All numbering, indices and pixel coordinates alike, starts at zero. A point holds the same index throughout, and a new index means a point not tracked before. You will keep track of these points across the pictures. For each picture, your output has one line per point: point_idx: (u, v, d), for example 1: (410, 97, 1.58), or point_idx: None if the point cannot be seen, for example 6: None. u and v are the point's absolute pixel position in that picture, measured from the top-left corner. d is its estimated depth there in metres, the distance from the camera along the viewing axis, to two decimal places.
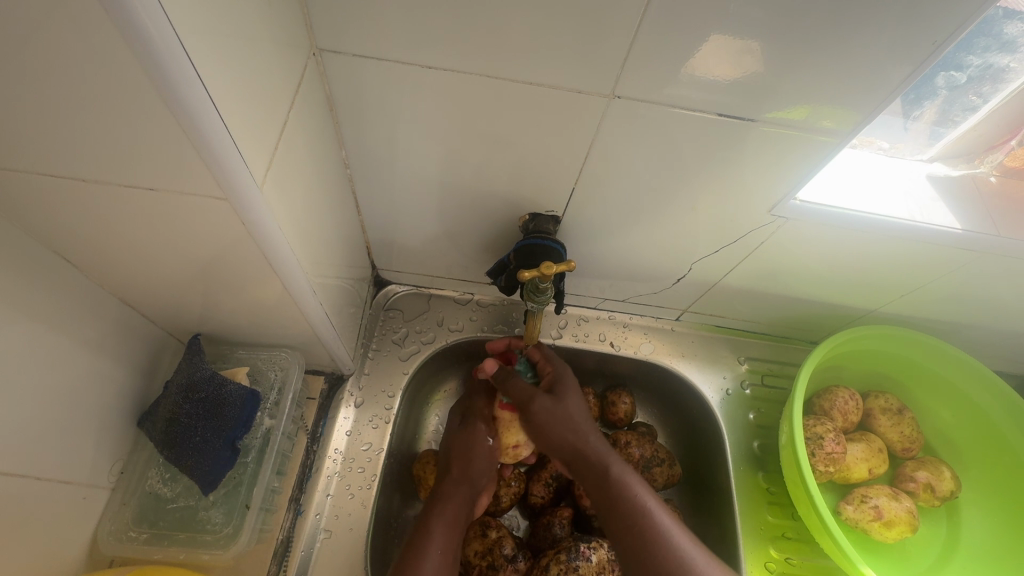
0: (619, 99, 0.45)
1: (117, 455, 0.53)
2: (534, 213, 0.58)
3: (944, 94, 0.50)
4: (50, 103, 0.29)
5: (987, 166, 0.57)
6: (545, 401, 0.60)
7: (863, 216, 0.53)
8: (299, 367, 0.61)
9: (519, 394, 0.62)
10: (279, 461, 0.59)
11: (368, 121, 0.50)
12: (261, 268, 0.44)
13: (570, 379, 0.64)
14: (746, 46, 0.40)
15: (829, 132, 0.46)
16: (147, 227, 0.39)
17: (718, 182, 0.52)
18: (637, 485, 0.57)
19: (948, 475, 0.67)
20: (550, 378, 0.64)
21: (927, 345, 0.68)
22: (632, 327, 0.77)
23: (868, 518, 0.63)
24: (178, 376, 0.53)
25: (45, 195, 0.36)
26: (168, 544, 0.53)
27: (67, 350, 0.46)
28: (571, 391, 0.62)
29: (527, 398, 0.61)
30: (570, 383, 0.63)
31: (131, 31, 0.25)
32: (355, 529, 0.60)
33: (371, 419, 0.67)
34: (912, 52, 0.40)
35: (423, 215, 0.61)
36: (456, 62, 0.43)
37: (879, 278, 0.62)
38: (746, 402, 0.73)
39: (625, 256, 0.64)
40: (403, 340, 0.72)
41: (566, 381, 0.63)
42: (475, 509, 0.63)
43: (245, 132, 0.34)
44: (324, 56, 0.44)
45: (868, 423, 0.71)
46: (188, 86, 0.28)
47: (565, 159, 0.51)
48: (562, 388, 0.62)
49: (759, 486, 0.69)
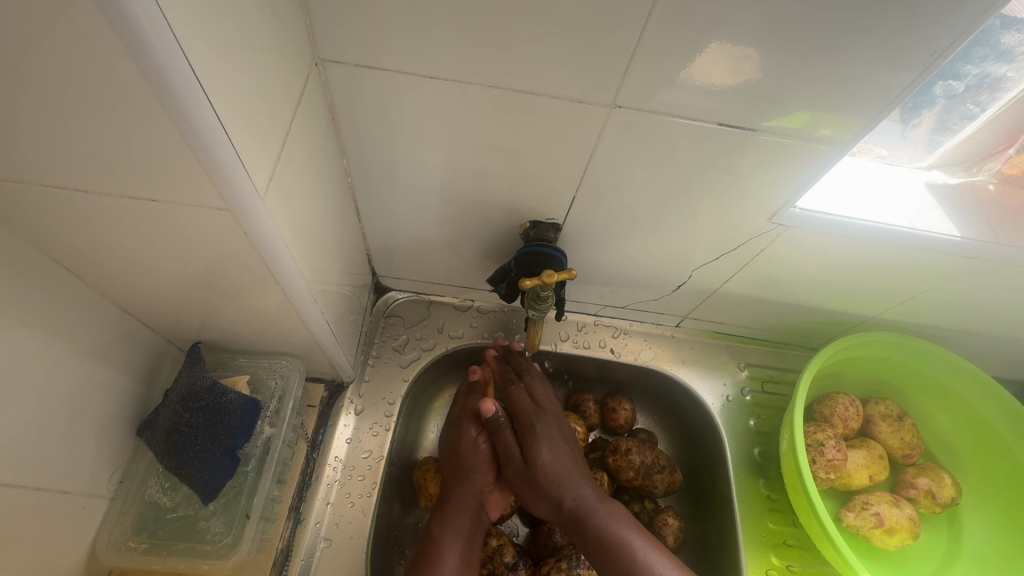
0: (619, 108, 0.45)
1: (117, 464, 0.53)
2: (534, 221, 0.58)
3: (942, 103, 0.50)
4: (53, 116, 0.29)
5: (986, 174, 0.57)
6: (518, 468, 0.61)
7: (865, 223, 0.53)
8: (300, 374, 0.61)
9: (505, 447, 0.63)
10: (279, 470, 0.59)
11: (369, 130, 0.50)
12: (262, 276, 0.43)
13: (548, 426, 0.63)
14: (745, 52, 0.40)
15: (828, 140, 0.46)
16: (148, 238, 0.40)
17: (718, 191, 0.52)
18: (631, 533, 0.56)
19: (949, 481, 0.67)
20: (523, 420, 0.63)
21: (926, 351, 0.68)
22: (632, 334, 0.77)
23: (869, 525, 0.63)
24: (179, 385, 0.53)
25: (47, 206, 0.36)
26: (167, 554, 0.53)
27: (66, 358, 0.45)
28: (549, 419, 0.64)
29: (508, 456, 0.62)
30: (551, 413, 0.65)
31: (135, 44, 0.26)
32: (355, 538, 0.60)
33: (371, 426, 0.66)
34: (912, 61, 0.40)
35: (424, 223, 0.61)
36: (457, 72, 0.43)
37: (879, 285, 0.62)
38: (747, 409, 0.73)
39: (625, 262, 0.64)
40: (403, 347, 0.72)
41: (539, 429, 0.62)
42: (489, 510, 0.64)
43: (247, 143, 0.34)
44: (326, 66, 0.44)
45: (868, 429, 0.71)
46: (191, 98, 0.29)
47: (567, 166, 0.51)
48: (533, 437, 0.62)
49: (760, 493, 0.69)
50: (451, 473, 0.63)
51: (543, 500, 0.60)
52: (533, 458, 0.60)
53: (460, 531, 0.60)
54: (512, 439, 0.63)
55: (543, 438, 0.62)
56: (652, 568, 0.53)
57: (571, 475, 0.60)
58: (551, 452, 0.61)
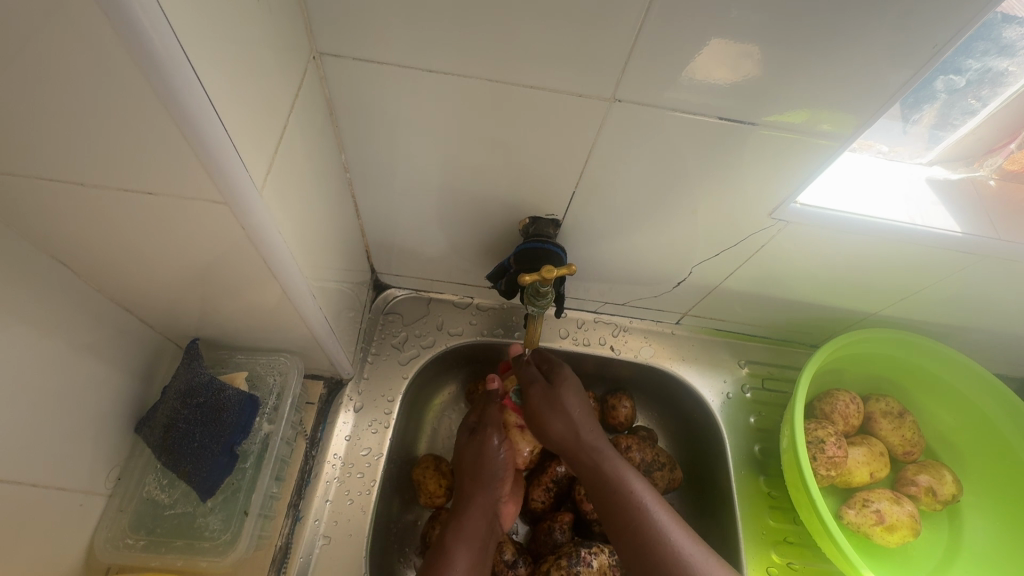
0: (619, 103, 0.45)
1: (114, 462, 0.53)
2: (534, 217, 0.58)
3: (943, 98, 0.50)
4: (48, 108, 0.29)
5: (987, 170, 0.57)
6: (543, 388, 0.62)
7: (866, 219, 0.53)
8: (298, 371, 0.60)
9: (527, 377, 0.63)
10: (277, 467, 0.59)
11: (368, 125, 0.50)
12: (260, 272, 0.43)
13: (574, 376, 0.64)
14: (746, 48, 0.40)
15: (830, 135, 0.46)
16: (145, 233, 0.39)
17: (718, 186, 0.52)
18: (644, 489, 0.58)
19: (949, 478, 0.67)
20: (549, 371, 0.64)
21: (926, 347, 0.68)
22: (632, 331, 0.76)
23: (870, 522, 0.63)
24: (176, 382, 0.53)
25: (43, 200, 0.36)
26: (165, 551, 0.53)
27: (64, 355, 0.45)
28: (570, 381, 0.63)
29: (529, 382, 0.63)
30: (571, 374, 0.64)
31: (130, 36, 0.25)
32: (355, 536, 0.60)
33: (370, 423, 0.66)
34: (913, 56, 0.40)
35: (423, 219, 0.61)
36: (455, 67, 0.43)
37: (879, 281, 0.61)
38: (747, 406, 0.73)
39: (624, 259, 0.64)
40: (402, 344, 0.72)
41: (568, 378, 0.63)
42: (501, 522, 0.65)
43: (244, 137, 0.34)
44: (324, 60, 0.44)
45: (869, 426, 0.71)
46: (188, 91, 0.28)
47: (566, 162, 0.51)
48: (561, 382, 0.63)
49: (760, 490, 0.68)
50: (469, 479, 0.63)
51: (561, 420, 0.61)
52: (563, 392, 0.62)
53: (472, 542, 0.58)
54: (536, 370, 0.64)
55: (573, 390, 0.62)
56: (660, 521, 0.56)
57: (593, 429, 0.62)
58: (576, 401, 0.62)
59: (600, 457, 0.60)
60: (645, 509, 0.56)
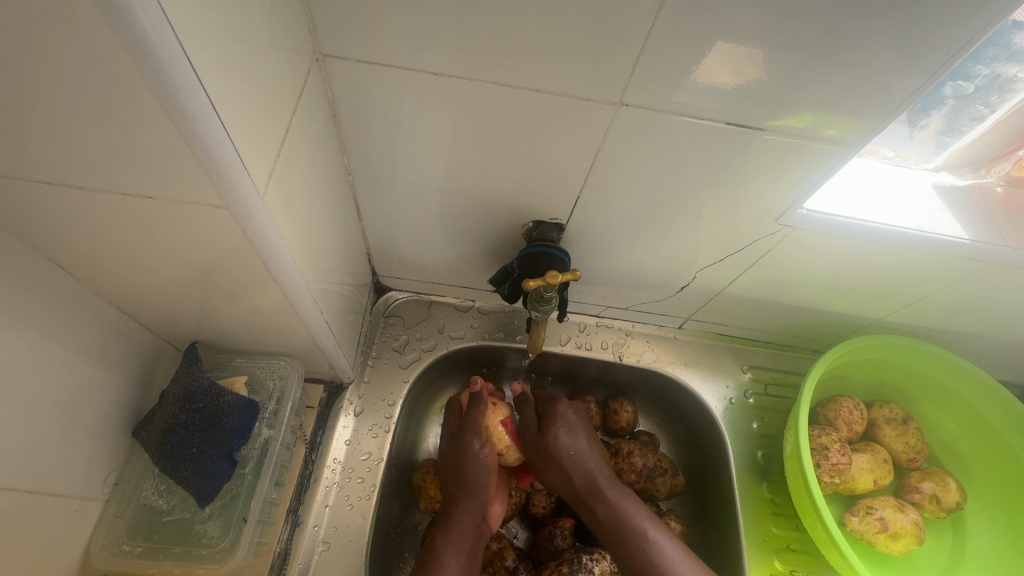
0: (626, 107, 0.44)
1: (111, 467, 0.52)
2: (538, 220, 0.57)
3: (952, 103, 0.49)
4: (43, 110, 0.28)
5: (994, 176, 0.56)
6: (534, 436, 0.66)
7: (872, 227, 0.52)
8: (299, 375, 0.60)
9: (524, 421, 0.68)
10: (277, 472, 0.58)
11: (371, 128, 0.49)
12: (262, 276, 0.43)
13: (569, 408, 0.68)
14: (752, 53, 0.39)
15: (837, 141, 0.45)
16: (144, 236, 0.39)
17: (724, 192, 0.52)
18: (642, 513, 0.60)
19: (953, 486, 0.66)
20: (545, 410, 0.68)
21: (931, 354, 0.67)
22: (634, 335, 0.76)
23: (874, 530, 0.63)
24: (174, 386, 0.52)
25: (39, 203, 0.35)
26: (162, 558, 0.52)
27: (61, 359, 0.45)
28: (564, 423, 0.65)
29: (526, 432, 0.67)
30: (567, 412, 0.67)
31: (132, 39, 0.25)
32: (354, 542, 0.59)
33: (370, 428, 0.66)
34: (924, 63, 0.39)
35: (425, 222, 0.60)
36: (460, 69, 0.43)
37: (884, 287, 0.61)
38: (750, 411, 0.73)
39: (629, 263, 0.64)
40: (403, 348, 0.71)
41: (562, 416, 0.66)
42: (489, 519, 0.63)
43: (246, 141, 0.33)
44: (328, 61, 0.43)
45: (873, 433, 0.70)
46: (191, 96, 0.28)
47: (570, 166, 0.51)
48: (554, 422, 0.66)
49: (763, 496, 0.68)
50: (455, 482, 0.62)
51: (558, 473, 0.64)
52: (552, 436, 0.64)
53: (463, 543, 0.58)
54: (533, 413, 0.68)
55: (565, 422, 0.66)
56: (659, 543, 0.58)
57: (593, 456, 0.64)
58: (570, 440, 0.64)
59: (598, 497, 0.62)
60: (644, 533, 0.59)
